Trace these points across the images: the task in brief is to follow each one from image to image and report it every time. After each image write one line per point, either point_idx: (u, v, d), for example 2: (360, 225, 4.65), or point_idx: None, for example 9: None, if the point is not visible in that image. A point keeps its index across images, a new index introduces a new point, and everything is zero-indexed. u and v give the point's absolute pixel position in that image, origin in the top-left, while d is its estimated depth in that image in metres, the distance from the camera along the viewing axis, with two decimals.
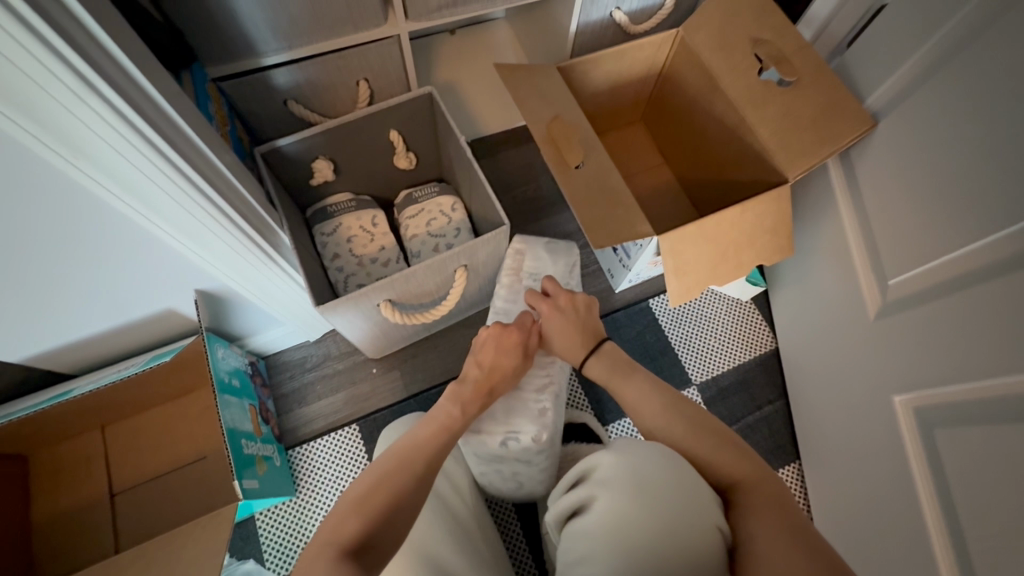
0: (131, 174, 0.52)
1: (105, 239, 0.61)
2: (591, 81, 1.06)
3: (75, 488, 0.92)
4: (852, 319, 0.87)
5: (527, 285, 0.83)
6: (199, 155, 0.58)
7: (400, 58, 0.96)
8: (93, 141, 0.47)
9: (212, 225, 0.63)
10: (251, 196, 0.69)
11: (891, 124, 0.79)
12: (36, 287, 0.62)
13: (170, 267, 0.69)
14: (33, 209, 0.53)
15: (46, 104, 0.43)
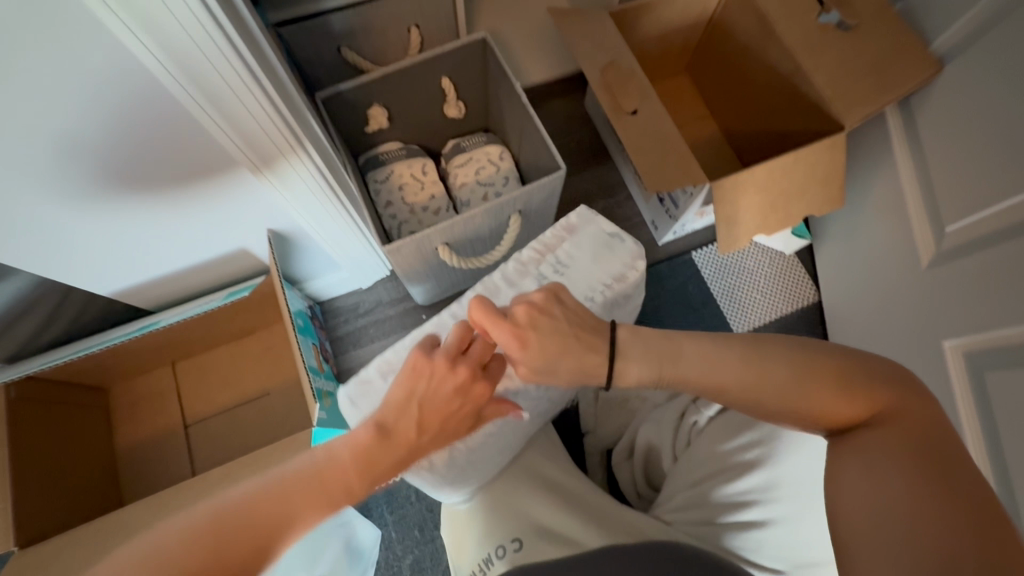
0: (224, 93, 0.53)
1: (192, 174, 0.61)
2: (641, 27, 1.04)
3: (151, 419, 0.99)
4: (903, 269, 0.88)
5: (550, 267, 0.65)
6: (276, 76, 0.59)
7: (451, 2, 0.95)
8: (194, 54, 0.48)
9: (291, 154, 0.64)
10: (317, 126, 0.70)
11: (958, 67, 0.78)
12: (128, 221, 0.64)
13: (246, 203, 0.70)
14: (129, 136, 0.53)
15: (156, 12, 0.43)
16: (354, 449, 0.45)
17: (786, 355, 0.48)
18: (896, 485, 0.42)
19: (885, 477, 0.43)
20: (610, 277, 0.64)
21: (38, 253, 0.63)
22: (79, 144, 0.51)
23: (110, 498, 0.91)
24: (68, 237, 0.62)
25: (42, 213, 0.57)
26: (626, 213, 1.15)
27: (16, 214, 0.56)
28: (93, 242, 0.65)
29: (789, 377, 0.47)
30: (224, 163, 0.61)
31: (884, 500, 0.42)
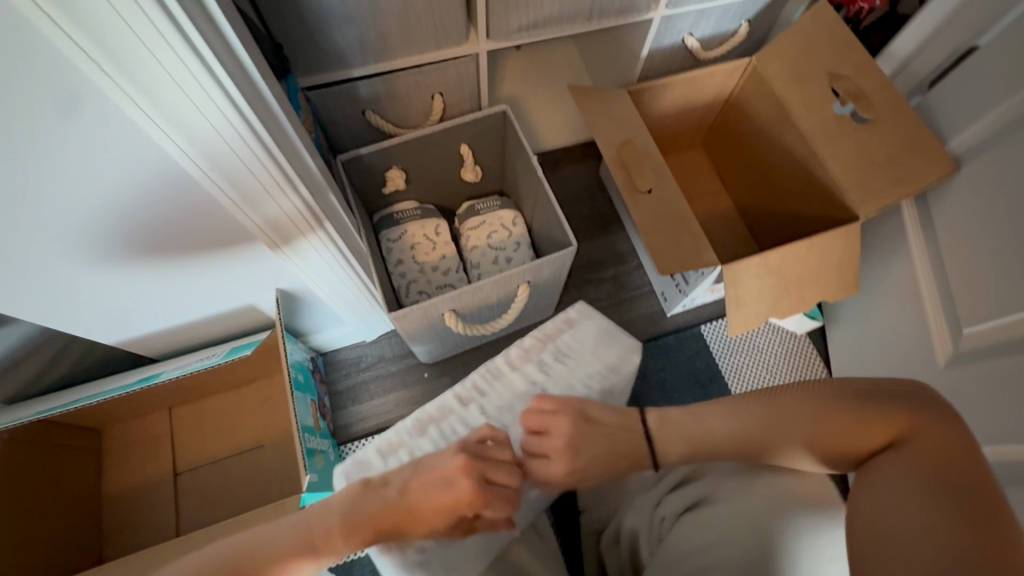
0: (230, 161, 0.52)
1: (198, 232, 0.60)
2: (659, 104, 1.07)
3: (142, 465, 0.97)
4: (918, 364, 0.85)
5: (550, 354, 0.68)
6: (291, 145, 0.57)
7: (476, 75, 0.98)
8: (199, 123, 0.47)
9: (296, 217, 0.63)
10: (330, 191, 0.68)
11: (975, 168, 0.78)
12: (133, 277, 0.63)
13: (249, 260, 0.68)
14: (134, 196, 0.52)
15: (160, 82, 0.43)
16: (343, 498, 0.52)
17: (803, 398, 0.54)
18: (910, 487, 0.45)
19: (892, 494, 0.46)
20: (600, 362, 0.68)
21: (39, 305, 0.62)
22: (82, 206, 0.51)
23: (90, 546, 0.89)
24: (70, 290, 0.62)
25: (46, 269, 0.57)
26: (635, 281, 1.14)
27: (19, 270, 0.55)
28: (102, 296, 0.65)
29: (811, 408, 0.53)
30: (229, 223, 0.60)
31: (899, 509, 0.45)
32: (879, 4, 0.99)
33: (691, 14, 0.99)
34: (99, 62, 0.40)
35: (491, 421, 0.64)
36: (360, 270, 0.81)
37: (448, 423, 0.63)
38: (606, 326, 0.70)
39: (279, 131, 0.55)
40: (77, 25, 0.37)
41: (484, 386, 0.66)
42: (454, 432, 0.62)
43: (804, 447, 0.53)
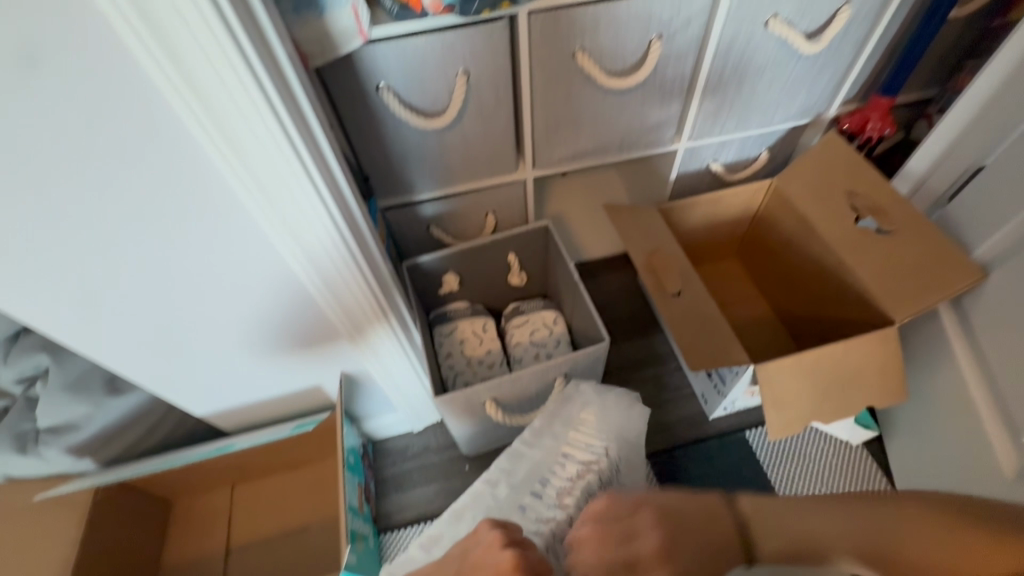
0: (301, 224, 0.62)
1: (268, 291, 0.70)
2: (688, 219, 1.18)
3: (199, 539, 1.03)
4: (984, 477, 0.79)
5: (558, 427, 0.85)
6: (350, 212, 0.68)
7: (524, 196, 1.15)
8: (282, 190, 0.58)
9: (349, 278, 0.71)
10: (380, 257, 0.77)
11: (1004, 275, 0.79)
12: (211, 329, 0.73)
13: (307, 322, 0.76)
14: (222, 253, 0.63)
15: (258, 159, 0.54)
16: None
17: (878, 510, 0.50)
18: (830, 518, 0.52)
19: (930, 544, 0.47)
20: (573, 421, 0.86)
21: (149, 366, 0.76)
22: (201, 279, 0.65)
23: None
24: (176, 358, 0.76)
25: (164, 332, 0.71)
26: (675, 383, 1.16)
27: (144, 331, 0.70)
28: (194, 358, 0.77)
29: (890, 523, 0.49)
30: (305, 300, 0.73)
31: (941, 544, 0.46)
32: (888, 133, 1.09)
33: (712, 145, 1.13)
34: (217, 144, 0.52)
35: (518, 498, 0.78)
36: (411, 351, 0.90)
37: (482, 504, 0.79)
38: (599, 390, 0.88)
39: (356, 228, 0.70)
40: (232, 152, 0.53)
41: (511, 468, 0.82)
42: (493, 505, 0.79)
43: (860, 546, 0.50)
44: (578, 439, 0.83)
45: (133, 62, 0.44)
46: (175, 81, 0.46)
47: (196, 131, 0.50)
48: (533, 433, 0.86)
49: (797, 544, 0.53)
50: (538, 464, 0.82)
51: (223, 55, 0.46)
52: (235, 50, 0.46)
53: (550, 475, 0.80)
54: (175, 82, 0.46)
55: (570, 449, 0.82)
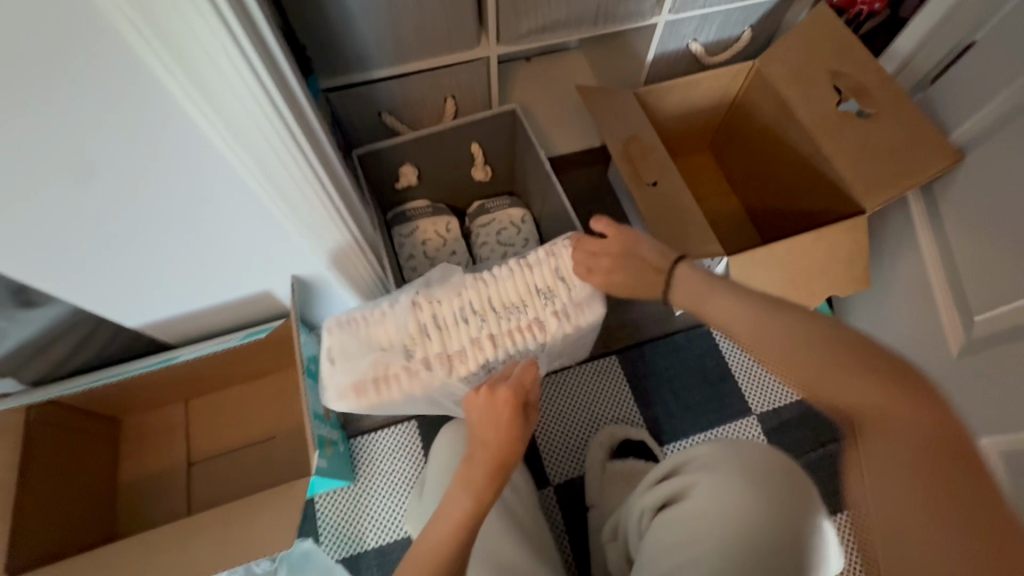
0: (239, 115, 0.49)
1: (203, 194, 0.57)
2: (665, 107, 1.09)
3: (157, 454, 0.99)
4: (931, 355, 0.83)
5: (433, 347, 0.73)
6: (295, 102, 0.55)
7: (487, 79, 1.03)
8: (209, 70, 0.44)
9: (306, 185, 0.61)
10: (332, 157, 0.66)
11: (978, 159, 0.78)
12: (139, 242, 0.61)
13: (256, 228, 0.66)
14: (136, 150, 0.49)
15: (174, 24, 0.40)
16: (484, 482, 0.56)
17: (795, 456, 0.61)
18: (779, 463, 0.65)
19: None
20: (379, 351, 0.73)
21: (85, 292, 0.67)
22: (157, 215, 0.58)
23: (103, 531, 0.91)
24: (111, 278, 0.66)
25: (85, 255, 0.60)
26: None
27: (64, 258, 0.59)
28: (123, 274, 0.66)
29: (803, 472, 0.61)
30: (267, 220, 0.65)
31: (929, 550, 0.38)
32: (879, 7, 1.01)
33: (694, 19, 1.02)
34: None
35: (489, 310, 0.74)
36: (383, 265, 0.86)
37: (511, 313, 0.74)
38: (356, 367, 0.72)
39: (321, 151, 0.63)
40: (190, 81, 0.44)
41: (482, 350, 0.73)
42: (511, 313, 0.74)
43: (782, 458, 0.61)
44: (425, 349, 0.73)
45: None
46: None
47: (148, 57, 0.41)
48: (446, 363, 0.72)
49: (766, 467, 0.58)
50: (463, 335, 0.73)
51: None
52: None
53: (462, 319, 0.74)
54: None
55: (438, 338, 0.73)
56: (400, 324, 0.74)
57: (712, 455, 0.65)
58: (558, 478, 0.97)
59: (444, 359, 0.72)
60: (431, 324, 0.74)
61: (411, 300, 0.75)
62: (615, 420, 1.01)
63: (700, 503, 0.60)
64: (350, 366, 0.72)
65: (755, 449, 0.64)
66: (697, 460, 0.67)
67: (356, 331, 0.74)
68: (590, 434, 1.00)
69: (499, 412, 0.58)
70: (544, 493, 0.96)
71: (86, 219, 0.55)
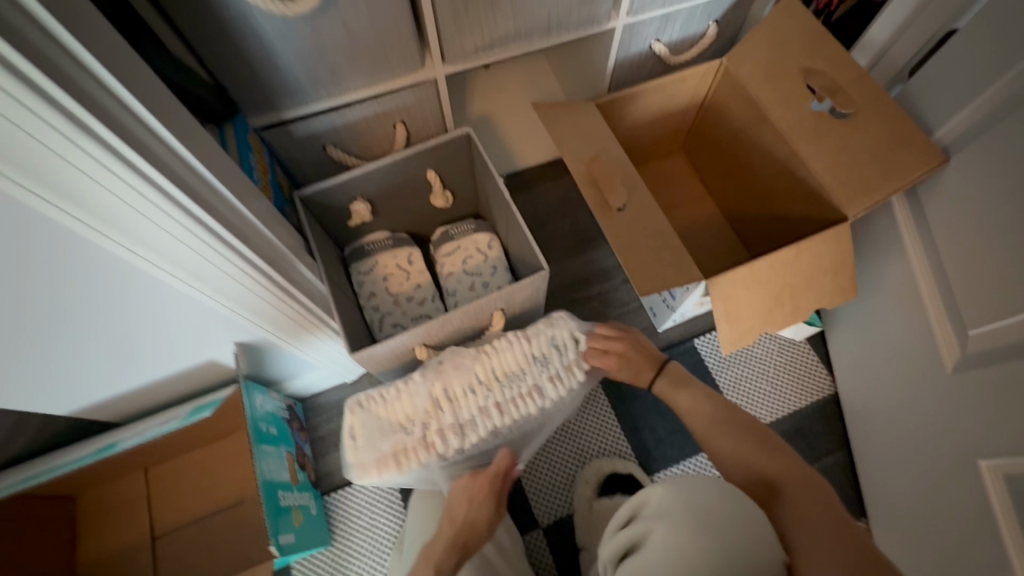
0: (136, 220, 0.48)
1: (125, 288, 0.57)
2: (630, 114, 1.03)
3: (118, 530, 0.93)
4: (924, 368, 0.79)
5: (446, 421, 0.75)
6: (211, 194, 0.53)
7: (438, 100, 0.95)
8: (87, 184, 0.43)
9: (232, 272, 0.59)
10: (271, 237, 0.64)
11: (965, 160, 0.72)
12: (72, 341, 0.61)
13: (194, 312, 0.65)
14: (47, 262, 0.49)
15: (39, 151, 0.40)
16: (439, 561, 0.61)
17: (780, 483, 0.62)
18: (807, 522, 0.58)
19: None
20: (398, 427, 0.76)
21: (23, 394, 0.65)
22: (90, 316, 0.59)
23: None
24: (49, 376, 0.64)
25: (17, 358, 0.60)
26: (622, 297, 1.10)
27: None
28: (62, 370, 0.64)
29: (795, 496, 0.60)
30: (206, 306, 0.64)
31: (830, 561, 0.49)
32: None
33: (655, 19, 0.95)
34: None
35: (499, 379, 0.77)
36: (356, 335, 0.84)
37: (516, 380, 0.77)
38: (376, 445, 0.75)
39: (256, 235, 0.61)
40: (68, 201, 0.44)
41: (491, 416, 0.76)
42: (519, 377, 0.77)
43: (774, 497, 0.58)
44: (437, 426, 0.75)
45: None
46: None
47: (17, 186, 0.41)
48: (462, 434, 0.75)
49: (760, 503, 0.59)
50: (475, 404, 0.76)
51: None
52: (4, 71, 0.34)
53: (475, 388, 0.77)
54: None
55: (450, 410, 0.76)
56: (413, 397, 0.77)
57: (668, 497, 0.55)
58: (546, 519, 0.92)
59: (458, 432, 0.75)
60: (440, 397, 0.76)
61: (425, 373, 0.79)
62: (602, 452, 0.96)
63: (661, 571, 0.49)
64: (370, 445, 0.76)
65: (711, 490, 0.54)
66: (654, 500, 0.56)
67: (374, 410, 0.77)
68: (577, 469, 0.95)
69: (478, 489, 0.67)
70: (533, 537, 0.91)
71: (23, 333, 0.56)
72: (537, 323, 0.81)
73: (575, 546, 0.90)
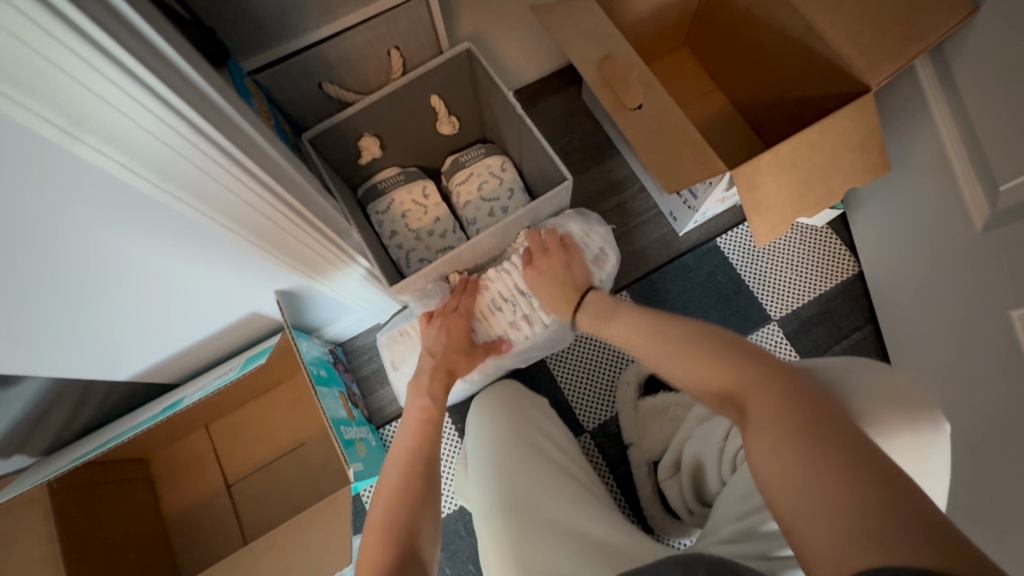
0: (186, 171, 0.47)
1: (171, 244, 0.56)
2: (633, 8, 0.97)
3: (194, 484, 0.99)
4: (953, 231, 0.79)
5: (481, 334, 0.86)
6: (245, 137, 0.52)
7: (430, 18, 0.90)
8: (136, 135, 0.42)
9: (276, 218, 0.58)
10: (301, 178, 0.63)
11: (997, 6, 0.69)
12: (123, 303, 0.61)
13: (235, 263, 0.65)
14: (96, 219, 0.48)
15: (86, 101, 0.38)
16: None
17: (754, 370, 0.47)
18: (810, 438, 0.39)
19: (810, 486, 0.37)
20: None
21: (85, 360, 0.67)
22: (115, 267, 0.55)
23: (166, 567, 0.92)
24: (107, 340, 0.66)
25: (69, 325, 0.60)
26: (640, 207, 1.09)
27: (54, 334, 0.60)
28: (117, 332, 0.66)
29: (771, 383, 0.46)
30: (251, 256, 0.64)
31: (779, 456, 0.40)
32: None
33: None
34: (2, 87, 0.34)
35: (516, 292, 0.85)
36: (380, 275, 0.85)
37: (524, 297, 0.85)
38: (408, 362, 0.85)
39: (286, 177, 0.60)
40: (100, 140, 0.41)
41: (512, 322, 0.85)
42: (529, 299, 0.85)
43: (751, 397, 0.46)
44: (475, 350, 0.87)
45: None
46: None
47: (17, 113, 0.36)
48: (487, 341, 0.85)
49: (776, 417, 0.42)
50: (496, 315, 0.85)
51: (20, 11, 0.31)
52: (52, 15, 0.32)
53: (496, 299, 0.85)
54: None
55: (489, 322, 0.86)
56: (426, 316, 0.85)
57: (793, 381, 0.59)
58: (592, 424, 0.97)
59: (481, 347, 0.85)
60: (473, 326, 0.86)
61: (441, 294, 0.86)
62: None
63: None
64: (410, 369, 0.85)
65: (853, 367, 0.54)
66: None
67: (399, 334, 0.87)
68: (616, 376, 0.99)
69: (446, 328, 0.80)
70: (583, 440, 0.96)
71: (75, 296, 0.56)
72: (548, 223, 0.87)
73: (622, 444, 0.96)
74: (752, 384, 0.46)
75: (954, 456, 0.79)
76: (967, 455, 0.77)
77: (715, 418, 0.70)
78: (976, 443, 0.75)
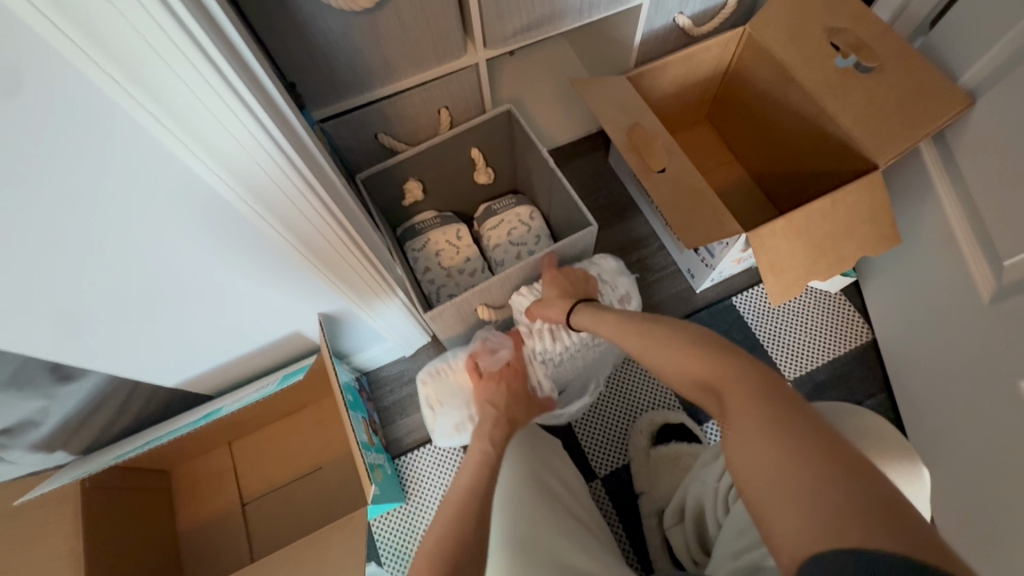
0: (268, 186, 0.54)
1: (239, 256, 0.63)
2: (660, 85, 1.08)
3: (210, 499, 1.01)
4: (963, 303, 0.83)
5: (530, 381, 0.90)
6: (315, 162, 0.60)
7: (478, 84, 1.02)
8: (238, 154, 0.50)
9: (332, 237, 0.65)
10: (354, 205, 0.71)
11: (991, 100, 0.76)
12: (187, 309, 0.68)
13: (287, 280, 0.71)
14: (186, 228, 0.56)
15: (205, 124, 0.46)
16: None
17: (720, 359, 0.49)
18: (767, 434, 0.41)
19: (775, 473, 0.39)
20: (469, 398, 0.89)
21: (141, 359, 0.73)
22: (187, 273, 0.62)
23: None
24: (163, 343, 0.72)
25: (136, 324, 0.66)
26: (659, 263, 1.15)
27: (122, 330, 0.66)
28: (174, 336, 0.72)
29: (734, 378, 0.48)
30: (302, 272, 0.70)
31: (750, 453, 0.41)
32: None
33: None
34: (147, 108, 0.42)
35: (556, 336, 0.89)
36: (413, 304, 0.91)
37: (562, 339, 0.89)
38: (457, 413, 0.89)
39: (343, 201, 0.67)
40: (209, 156, 0.49)
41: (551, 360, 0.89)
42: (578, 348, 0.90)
43: (711, 388, 0.49)
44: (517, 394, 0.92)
45: (73, 69, 0.38)
46: (75, 38, 0.36)
47: (159, 133, 0.45)
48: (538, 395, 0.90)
49: (735, 410, 0.45)
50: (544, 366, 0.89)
51: (176, 47, 0.40)
52: (196, 49, 0.41)
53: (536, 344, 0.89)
54: (125, 85, 0.40)
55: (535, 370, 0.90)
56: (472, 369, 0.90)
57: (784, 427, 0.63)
58: (604, 470, 0.98)
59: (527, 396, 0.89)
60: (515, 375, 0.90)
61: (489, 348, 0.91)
62: (652, 406, 1.02)
63: None
64: (448, 413, 0.89)
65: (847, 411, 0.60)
66: None
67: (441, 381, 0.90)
68: (630, 424, 1.01)
69: (500, 382, 0.85)
70: (594, 486, 0.97)
71: (148, 297, 0.63)
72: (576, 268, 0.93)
73: (633, 493, 0.96)
74: (726, 376, 0.48)
75: (970, 530, 0.78)
76: (981, 528, 0.76)
77: (711, 460, 0.73)
78: (990, 515, 0.74)
